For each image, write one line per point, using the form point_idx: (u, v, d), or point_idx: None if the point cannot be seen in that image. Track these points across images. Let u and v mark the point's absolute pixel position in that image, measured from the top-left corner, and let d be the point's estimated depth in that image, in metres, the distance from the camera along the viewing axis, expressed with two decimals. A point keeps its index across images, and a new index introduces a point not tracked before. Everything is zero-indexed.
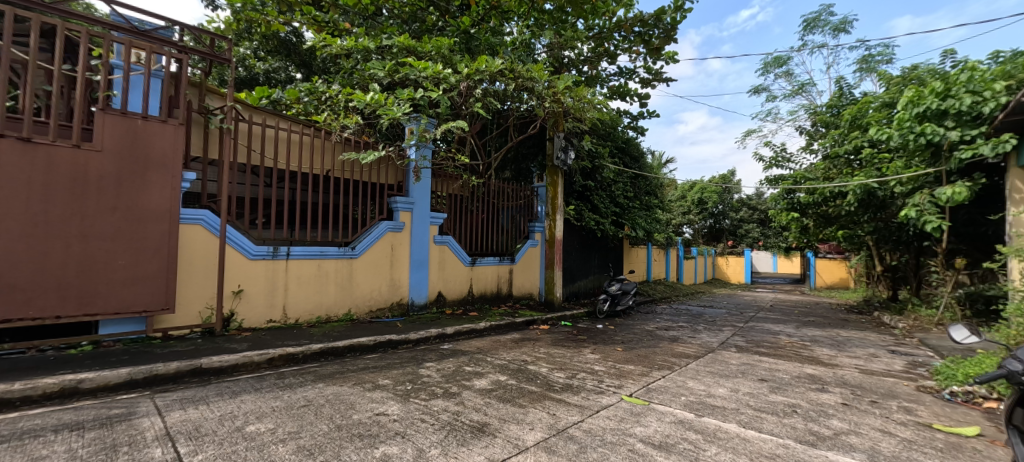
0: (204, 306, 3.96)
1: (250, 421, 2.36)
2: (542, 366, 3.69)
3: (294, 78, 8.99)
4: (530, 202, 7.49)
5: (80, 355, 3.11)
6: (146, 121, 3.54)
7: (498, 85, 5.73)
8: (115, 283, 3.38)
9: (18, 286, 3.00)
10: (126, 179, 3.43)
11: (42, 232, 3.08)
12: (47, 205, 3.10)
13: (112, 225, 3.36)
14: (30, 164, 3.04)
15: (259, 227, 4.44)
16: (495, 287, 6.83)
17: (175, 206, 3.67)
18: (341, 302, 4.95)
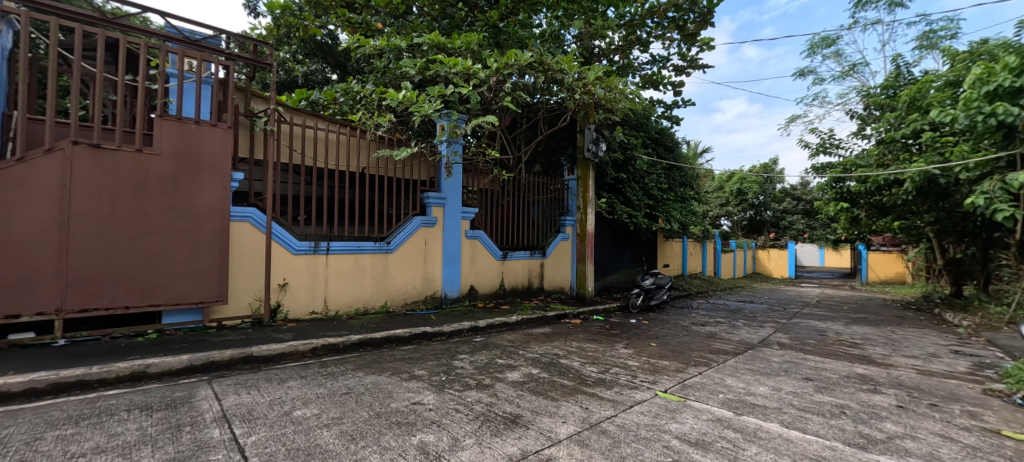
0: (254, 297, 4.22)
1: (297, 406, 2.51)
2: (574, 360, 3.68)
3: (330, 79, 9.29)
4: (561, 196, 7.44)
5: (147, 343, 3.40)
6: (198, 125, 3.78)
7: (527, 78, 5.69)
8: (174, 276, 3.66)
9: (92, 279, 3.31)
10: (183, 179, 3.69)
11: (111, 231, 3.38)
12: (115, 204, 3.39)
13: (170, 223, 3.63)
14: (99, 168, 3.33)
15: (301, 223, 4.66)
16: (526, 281, 6.87)
17: (225, 204, 3.91)
18: (378, 295, 5.13)
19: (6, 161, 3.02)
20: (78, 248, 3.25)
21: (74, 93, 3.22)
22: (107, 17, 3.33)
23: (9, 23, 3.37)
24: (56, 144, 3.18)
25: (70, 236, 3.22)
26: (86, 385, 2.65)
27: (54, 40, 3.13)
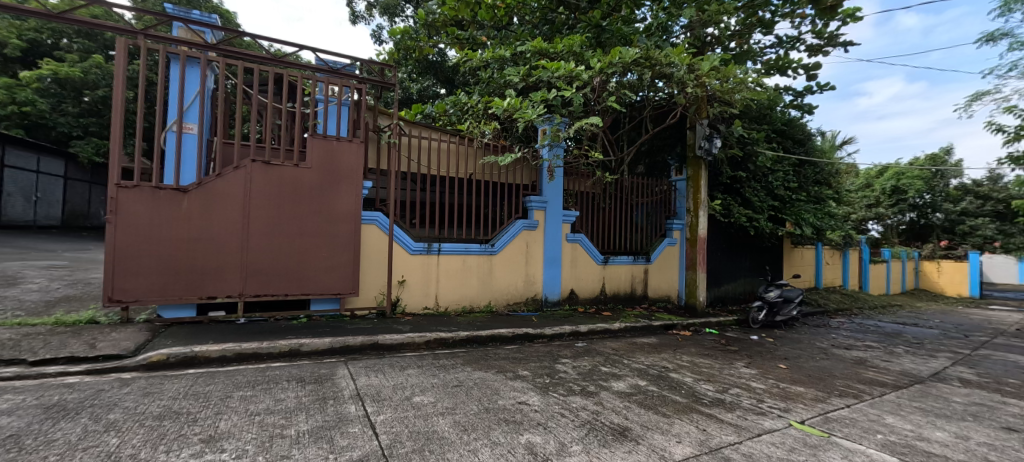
0: (378, 291, 4.75)
1: (416, 393, 2.74)
2: (686, 375, 3.39)
3: (439, 94, 10.15)
4: (667, 198, 6.98)
5: (299, 325, 4.07)
6: (338, 141, 4.41)
7: (631, 76, 5.47)
8: (320, 271, 4.33)
9: (264, 271, 4.10)
10: (327, 188, 4.34)
11: (277, 232, 4.14)
12: (280, 210, 4.15)
13: (318, 226, 4.31)
14: (269, 181, 4.11)
15: (416, 226, 5.12)
16: (629, 287, 6.57)
17: (358, 209, 4.50)
18: (482, 295, 5.39)
19: (211, 176, 3.89)
20: (254, 245, 4.05)
21: (254, 121, 4.00)
22: (273, 56, 4.07)
23: (214, 69, 4.35)
24: (242, 162, 4.00)
25: (250, 235, 4.02)
26: (259, 356, 3.30)
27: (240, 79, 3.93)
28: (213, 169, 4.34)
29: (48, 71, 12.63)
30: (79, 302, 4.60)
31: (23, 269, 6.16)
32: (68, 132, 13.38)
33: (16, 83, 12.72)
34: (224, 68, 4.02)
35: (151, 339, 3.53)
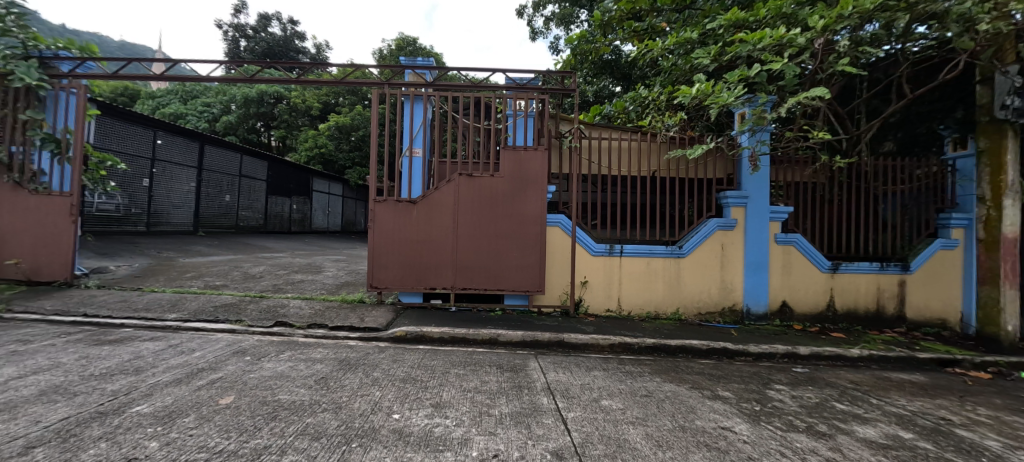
0: (562, 291, 5.03)
1: (603, 396, 2.75)
2: (989, 438, 2.36)
3: (614, 92, 10.02)
4: (938, 184, 5.13)
5: (496, 317, 4.71)
6: (525, 150, 4.91)
7: (872, 26, 4.31)
8: (512, 269, 4.92)
9: (470, 268, 4.92)
10: (517, 193, 4.93)
11: (479, 234, 4.93)
12: (481, 216, 4.92)
13: (510, 228, 4.91)
14: (472, 190, 4.93)
15: (598, 227, 5.21)
16: (871, 303, 5.12)
17: (543, 212, 4.91)
18: (669, 301, 5.06)
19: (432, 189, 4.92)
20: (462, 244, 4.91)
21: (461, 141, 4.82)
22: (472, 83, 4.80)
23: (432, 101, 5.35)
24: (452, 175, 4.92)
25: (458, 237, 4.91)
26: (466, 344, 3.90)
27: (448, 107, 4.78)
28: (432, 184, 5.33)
29: (336, 121, 18.13)
30: (354, 286, 6.40)
31: (326, 261, 8.98)
32: (344, 164, 18.78)
33: (319, 133, 18.66)
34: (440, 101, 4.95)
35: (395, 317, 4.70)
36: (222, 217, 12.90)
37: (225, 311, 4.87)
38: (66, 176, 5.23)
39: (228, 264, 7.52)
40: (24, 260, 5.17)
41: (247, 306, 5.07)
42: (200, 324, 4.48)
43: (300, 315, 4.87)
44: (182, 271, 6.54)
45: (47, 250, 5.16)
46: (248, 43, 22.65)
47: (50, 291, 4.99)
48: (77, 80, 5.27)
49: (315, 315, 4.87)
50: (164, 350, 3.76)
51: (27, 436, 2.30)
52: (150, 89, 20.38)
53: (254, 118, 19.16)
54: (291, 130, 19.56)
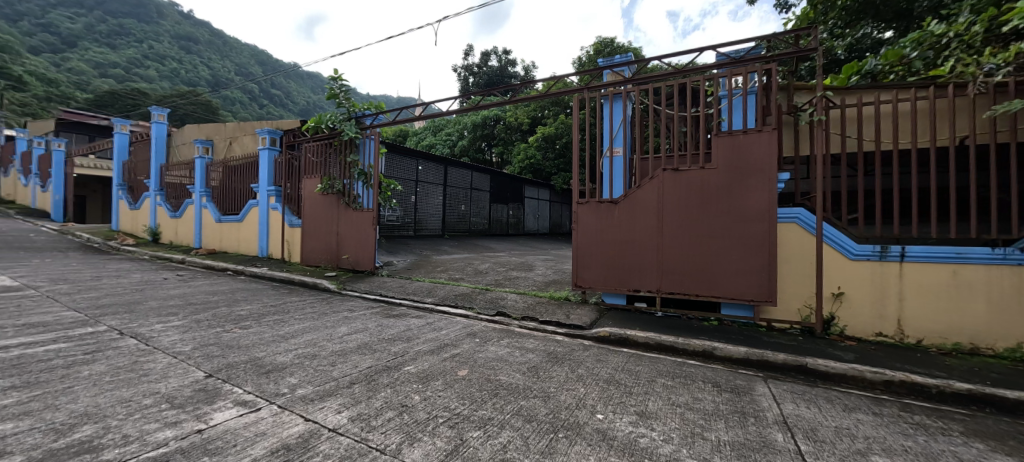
0: (804, 304, 4.51)
1: (872, 450, 2.17)
2: None
3: (882, 40, 6.92)
4: None
5: (711, 328, 4.70)
6: (745, 135, 4.66)
7: None
8: (731, 273, 4.71)
9: (681, 269, 4.99)
10: (730, 189, 4.73)
11: (691, 234, 4.93)
12: (692, 214, 4.93)
13: (728, 226, 4.72)
14: (682, 186, 5.00)
15: (858, 225, 4.38)
16: None
17: (770, 207, 4.52)
18: (995, 328, 3.79)
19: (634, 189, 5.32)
20: (666, 245, 5.08)
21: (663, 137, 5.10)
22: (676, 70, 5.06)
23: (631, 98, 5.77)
24: (655, 174, 5.18)
25: (662, 238, 5.11)
26: (666, 365, 3.91)
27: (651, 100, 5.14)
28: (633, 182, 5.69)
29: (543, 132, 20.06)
30: (560, 284, 6.91)
31: (536, 260, 10.03)
32: (550, 171, 20.54)
33: (529, 145, 21.02)
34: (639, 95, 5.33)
35: (599, 317, 5.29)
36: (460, 223, 16.21)
37: (462, 298, 6.08)
38: (372, 196, 7.51)
39: (465, 261, 9.36)
40: (351, 255, 7.72)
41: (477, 296, 6.19)
42: (447, 308, 5.75)
43: (516, 307, 5.66)
44: (436, 266, 8.56)
45: (363, 249, 7.58)
46: (475, 78, 27.65)
47: (365, 277, 7.35)
48: (376, 129, 7.58)
49: (528, 308, 5.60)
50: (424, 326, 4.98)
51: (351, 377, 3.45)
52: (416, 129, 27.55)
53: (481, 140, 23.23)
54: (507, 145, 22.73)
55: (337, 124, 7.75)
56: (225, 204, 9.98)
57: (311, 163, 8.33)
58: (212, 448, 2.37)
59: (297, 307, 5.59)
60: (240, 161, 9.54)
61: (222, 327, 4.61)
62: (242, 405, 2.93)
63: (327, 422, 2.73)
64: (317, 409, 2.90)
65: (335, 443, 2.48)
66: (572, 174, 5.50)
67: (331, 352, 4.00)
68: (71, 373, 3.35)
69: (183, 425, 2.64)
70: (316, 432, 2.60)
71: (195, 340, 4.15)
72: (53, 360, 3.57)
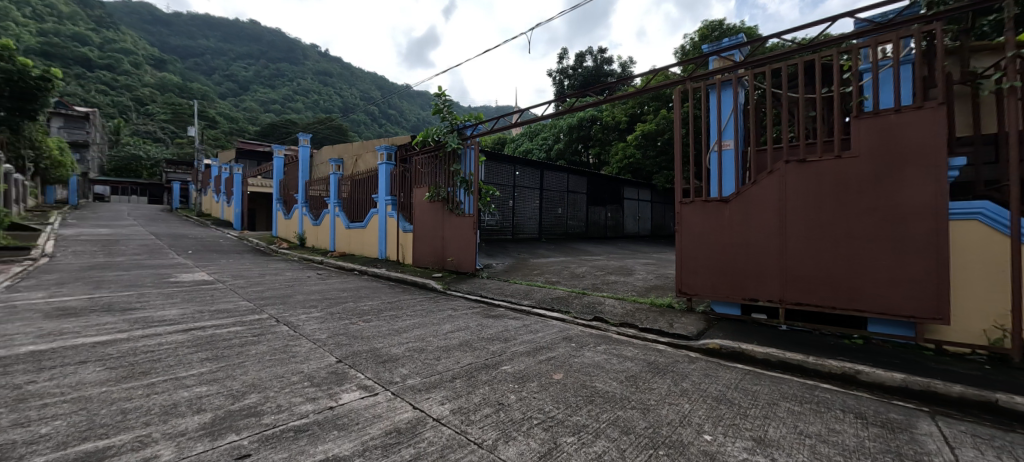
0: (993, 325, 3.53)
1: None
2: None
3: None
4: None
5: (854, 348, 3.93)
6: (898, 114, 3.81)
7: None
8: (880, 283, 3.89)
9: (808, 276, 4.30)
10: (879, 180, 3.91)
11: (821, 234, 4.23)
12: (822, 212, 4.22)
13: (874, 226, 3.92)
14: (809, 178, 4.31)
15: None
16: None
17: (937, 200, 3.62)
18: None
19: (748, 185, 4.75)
20: (791, 248, 4.41)
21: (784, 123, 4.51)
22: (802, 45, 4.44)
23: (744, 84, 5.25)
24: (775, 167, 4.55)
25: (785, 240, 4.45)
26: (791, 387, 3.37)
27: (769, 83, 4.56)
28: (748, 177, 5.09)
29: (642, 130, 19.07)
30: (662, 290, 6.46)
31: (636, 264, 9.54)
32: (651, 170, 19.44)
33: (627, 144, 20.16)
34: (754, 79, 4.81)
35: (708, 327, 4.84)
36: (557, 226, 16.28)
37: (558, 302, 6.10)
38: (472, 203, 7.96)
39: (561, 265, 9.35)
40: (454, 258, 8.30)
41: (573, 300, 6.13)
42: (542, 310, 5.83)
43: (614, 313, 5.48)
44: (533, 269, 8.73)
45: (465, 252, 8.10)
46: (570, 81, 27.59)
47: (467, 279, 7.84)
48: (475, 139, 8.06)
49: (627, 315, 5.38)
50: (521, 327, 5.12)
51: (453, 372, 3.70)
52: (513, 136, 28.53)
53: (577, 142, 23.08)
54: (604, 146, 22.14)
55: (441, 137, 8.45)
56: (353, 213, 11.58)
57: (420, 174, 9.20)
58: (340, 424, 2.76)
59: (408, 305, 6.21)
60: (364, 175, 10.98)
61: (350, 319, 5.35)
62: (364, 389, 3.34)
63: (431, 411, 2.97)
64: (423, 399, 3.17)
65: (438, 432, 2.67)
66: (674, 170, 5.17)
67: (437, 347, 4.34)
68: (247, 350, 4.22)
69: (320, 401, 3.12)
70: (422, 420, 2.84)
71: (330, 329, 4.89)
72: (236, 339, 4.55)
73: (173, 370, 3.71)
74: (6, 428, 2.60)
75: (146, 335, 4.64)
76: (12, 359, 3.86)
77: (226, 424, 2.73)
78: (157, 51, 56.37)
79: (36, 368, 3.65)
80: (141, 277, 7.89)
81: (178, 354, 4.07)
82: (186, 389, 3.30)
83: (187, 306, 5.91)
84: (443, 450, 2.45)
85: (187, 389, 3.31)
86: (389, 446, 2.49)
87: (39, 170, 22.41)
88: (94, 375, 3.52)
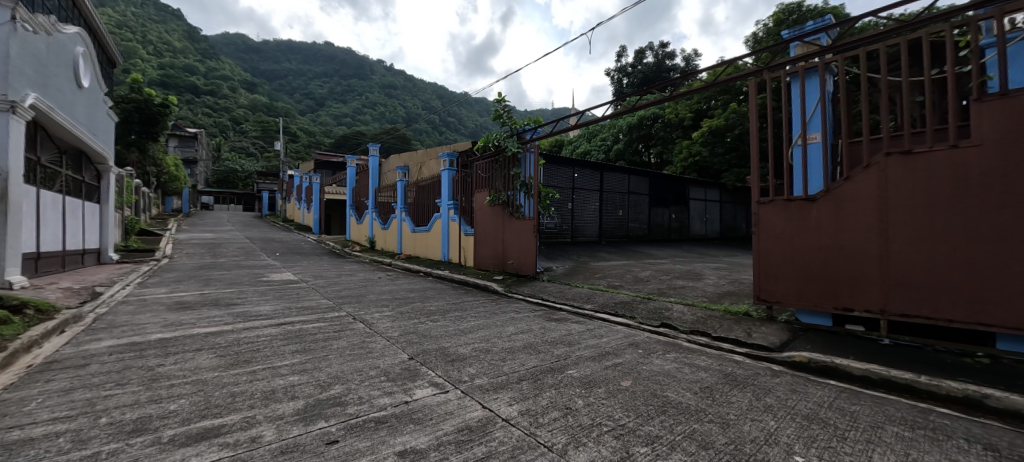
0: None
1: None
2: None
3: None
4: None
5: (979, 368, 3.38)
6: None
7: None
8: (1012, 293, 3.31)
9: (915, 284, 3.77)
10: (1012, 172, 3.31)
11: (931, 236, 3.69)
12: (933, 210, 3.69)
13: (1002, 225, 3.35)
14: (915, 171, 3.79)
15: None
16: None
17: None
18: None
19: (839, 182, 4.29)
20: (895, 252, 3.89)
21: (884, 110, 4.01)
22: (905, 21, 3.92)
23: (831, 70, 4.77)
24: (872, 161, 4.06)
25: (887, 243, 3.94)
26: (899, 409, 2.96)
27: (864, 67, 4.08)
28: (839, 173, 4.59)
29: (708, 126, 17.97)
30: (737, 296, 6.00)
31: (706, 268, 8.97)
32: (720, 168, 18.25)
33: (693, 142, 19.12)
34: (843, 63, 4.33)
35: (792, 338, 4.42)
36: (617, 229, 15.85)
37: (622, 307, 5.92)
38: (532, 206, 8.01)
39: (623, 268, 9.07)
40: (514, 261, 8.39)
41: (638, 305, 5.91)
42: (606, 315, 5.70)
43: (683, 320, 5.20)
44: (594, 272, 8.57)
45: (525, 255, 8.16)
46: (629, 79, 26.82)
47: (527, 281, 7.89)
48: (534, 142, 8.12)
49: (698, 322, 5.09)
50: (585, 332, 5.04)
51: (520, 374, 3.74)
52: (570, 138, 28.32)
53: (638, 142, 22.36)
54: (667, 144, 21.18)
55: (501, 141, 8.62)
56: (418, 217, 12.19)
57: (480, 179, 9.45)
58: (416, 418, 2.90)
59: (471, 306, 6.39)
60: (427, 181, 11.51)
61: (419, 318, 5.62)
62: (435, 386, 3.49)
63: (500, 412, 3.02)
64: (491, 399, 3.23)
65: (508, 432, 2.71)
66: (750, 168, 4.82)
67: (502, 349, 4.42)
68: (330, 344, 4.60)
69: (396, 395, 3.31)
70: (492, 420, 2.89)
71: (402, 328, 5.17)
72: (320, 334, 4.98)
73: (270, 360, 4.15)
74: (146, 403, 3.08)
75: (248, 327, 5.24)
76: (147, 344, 4.56)
77: (316, 411, 2.99)
78: (249, 76, 63.77)
79: (166, 352, 4.28)
80: (240, 276, 8.93)
81: (273, 346, 4.55)
82: (281, 378, 3.67)
83: (278, 302, 6.59)
84: (513, 450, 2.47)
85: (282, 377, 3.68)
86: (462, 442, 2.57)
87: (161, 183, 26.30)
88: (209, 361, 4.05)
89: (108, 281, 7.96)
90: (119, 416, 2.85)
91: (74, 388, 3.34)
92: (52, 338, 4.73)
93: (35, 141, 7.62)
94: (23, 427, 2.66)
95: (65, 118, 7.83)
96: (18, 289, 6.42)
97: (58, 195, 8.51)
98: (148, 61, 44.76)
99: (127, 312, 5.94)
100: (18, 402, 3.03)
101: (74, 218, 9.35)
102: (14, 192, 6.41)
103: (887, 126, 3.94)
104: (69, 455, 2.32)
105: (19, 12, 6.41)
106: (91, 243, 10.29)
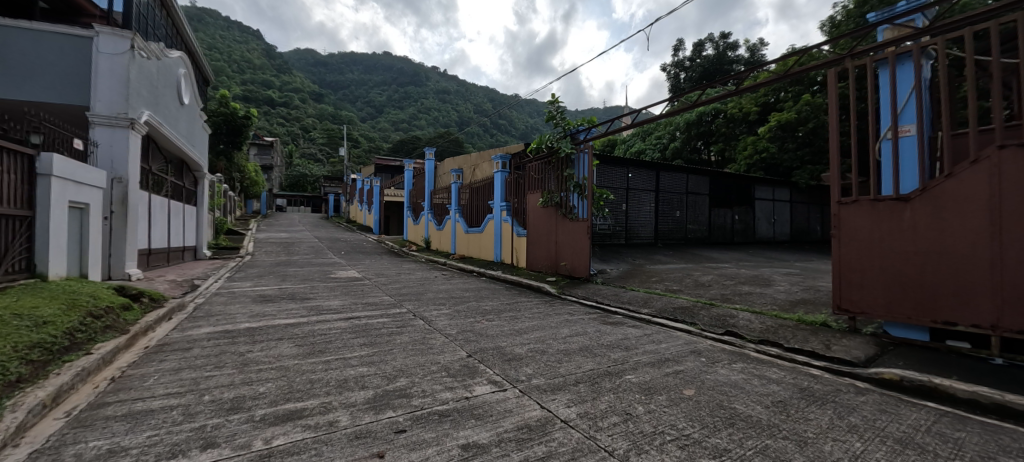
0: None
1: None
2: None
3: None
4: None
5: None
6: None
7: None
8: None
9: None
10: None
11: None
12: None
13: None
14: None
15: None
16: None
17: None
18: None
19: (938, 179, 3.82)
20: (1010, 258, 3.39)
21: (997, 97, 3.51)
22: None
23: (929, 55, 4.28)
24: (982, 155, 3.57)
25: (1002, 249, 3.43)
26: (1017, 440, 2.57)
27: (972, 49, 3.56)
28: (940, 170, 4.07)
29: (777, 120, 16.59)
30: (812, 305, 5.53)
31: (776, 274, 8.33)
32: (790, 165, 17.01)
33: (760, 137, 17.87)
34: (944, 46, 3.85)
35: (880, 353, 4.00)
36: (674, 231, 15.23)
37: (682, 313, 5.68)
38: (586, 207, 7.90)
39: (682, 272, 8.68)
40: (568, 263, 8.34)
41: (699, 311, 5.64)
42: (665, 321, 5.50)
43: (750, 329, 4.90)
44: (649, 275, 8.30)
45: (577, 256, 8.12)
46: (687, 73, 25.71)
47: (580, 284, 7.83)
48: (588, 143, 8.07)
49: (767, 331, 4.76)
50: (642, 337, 4.91)
51: (577, 377, 3.73)
52: (623, 137, 27.66)
53: (696, 139, 21.39)
54: (728, 141, 20.03)
55: (553, 143, 8.64)
56: (471, 218, 12.53)
57: (532, 180, 9.53)
58: (477, 414, 3.00)
59: (524, 307, 6.46)
60: (480, 183, 11.83)
61: (475, 317, 5.78)
62: (494, 384, 3.58)
63: (559, 413, 3.04)
64: (550, 400, 3.26)
65: (568, 434, 2.72)
66: (830, 165, 4.42)
67: (558, 350, 4.42)
68: (394, 339, 4.88)
69: (457, 391, 3.43)
70: (550, 421, 2.92)
71: (459, 325, 5.37)
72: (384, 328, 5.30)
73: (341, 351, 4.49)
74: (240, 384, 3.46)
75: (320, 320, 5.69)
76: (238, 332, 5.11)
77: (384, 401, 3.19)
78: (317, 88, 69.14)
79: (253, 340, 4.77)
80: (311, 272, 9.74)
81: (344, 338, 4.91)
82: (352, 368, 3.96)
83: (345, 298, 7.09)
84: (573, 452, 2.48)
85: (353, 368, 3.96)
86: (522, 440, 2.62)
87: (244, 188, 29.30)
88: (289, 349, 4.46)
89: (204, 275, 8.99)
90: (218, 395, 3.23)
91: (181, 368, 3.83)
92: (162, 323, 5.47)
93: (148, 153, 8.81)
94: (146, 398, 3.11)
95: (170, 132, 8.99)
96: (134, 280, 7.46)
97: (164, 199, 9.78)
98: (234, 77, 50.14)
99: (220, 302, 6.73)
100: (140, 377, 3.53)
101: (177, 218, 10.67)
102: (131, 196, 7.44)
103: (999, 113, 3.45)
104: (182, 426, 2.67)
105: (136, 41, 7.38)
106: (189, 241, 11.69)
